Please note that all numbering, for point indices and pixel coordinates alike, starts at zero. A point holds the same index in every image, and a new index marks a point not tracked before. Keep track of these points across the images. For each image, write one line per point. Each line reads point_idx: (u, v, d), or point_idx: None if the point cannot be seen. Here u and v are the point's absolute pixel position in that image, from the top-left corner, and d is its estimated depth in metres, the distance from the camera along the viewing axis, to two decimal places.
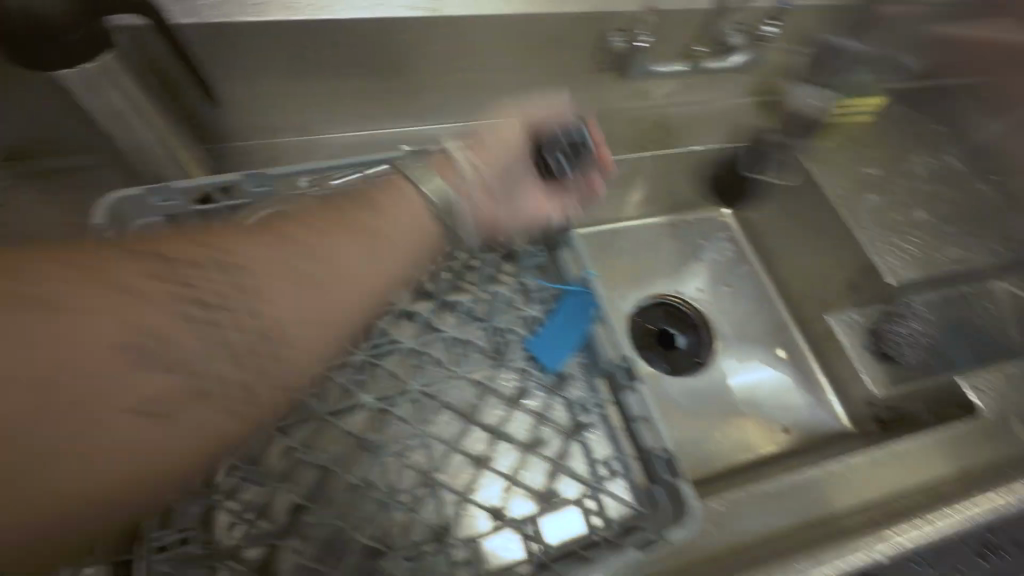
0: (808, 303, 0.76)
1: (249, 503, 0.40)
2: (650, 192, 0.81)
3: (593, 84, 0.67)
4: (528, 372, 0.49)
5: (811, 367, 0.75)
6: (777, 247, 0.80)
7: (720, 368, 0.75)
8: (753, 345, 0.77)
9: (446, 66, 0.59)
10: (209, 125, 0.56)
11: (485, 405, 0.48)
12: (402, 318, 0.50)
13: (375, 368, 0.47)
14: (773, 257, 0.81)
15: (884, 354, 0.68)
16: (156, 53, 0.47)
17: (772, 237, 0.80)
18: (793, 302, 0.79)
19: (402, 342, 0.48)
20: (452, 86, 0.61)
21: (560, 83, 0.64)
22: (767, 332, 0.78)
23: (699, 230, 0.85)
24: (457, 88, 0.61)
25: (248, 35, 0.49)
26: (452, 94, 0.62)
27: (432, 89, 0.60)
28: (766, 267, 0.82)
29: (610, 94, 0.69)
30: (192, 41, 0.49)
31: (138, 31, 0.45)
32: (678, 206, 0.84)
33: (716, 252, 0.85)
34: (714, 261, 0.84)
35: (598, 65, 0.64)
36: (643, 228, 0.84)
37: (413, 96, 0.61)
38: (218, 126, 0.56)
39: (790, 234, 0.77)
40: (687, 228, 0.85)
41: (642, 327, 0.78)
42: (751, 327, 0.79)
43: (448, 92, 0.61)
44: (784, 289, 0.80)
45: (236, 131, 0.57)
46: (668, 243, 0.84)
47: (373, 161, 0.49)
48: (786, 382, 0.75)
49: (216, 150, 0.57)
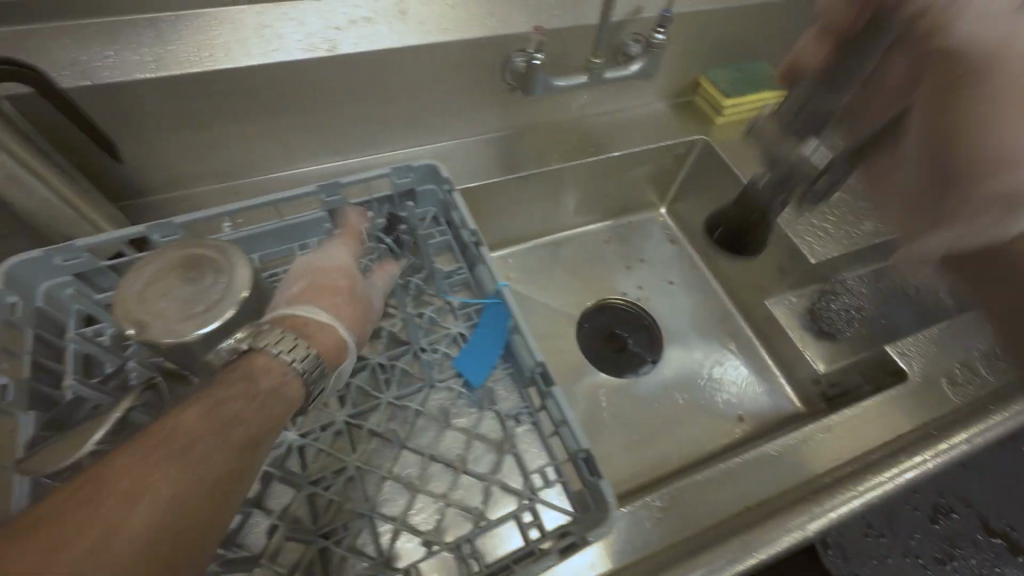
0: (744, 289, 0.79)
1: (275, 518, 0.41)
2: (591, 202, 0.83)
3: (506, 105, 0.69)
4: (455, 390, 0.49)
5: (758, 352, 0.77)
6: (711, 240, 0.84)
7: (672, 363, 0.76)
8: (701, 336, 0.79)
9: (362, 104, 0.60)
10: (132, 180, 0.56)
11: (417, 427, 0.47)
12: None
13: None
14: (710, 247, 0.84)
15: (821, 330, 0.70)
16: (51, 117, 0.47)
17: (704, 231, 0.84)
18: (733, 291, 0.81)
19: None
20: (369, 124, 0.63)
21: (475, 109, 0.67)
22: (707, 319, 0.81)
23: (639, 230, 0.88)
24: (369, 121, 0.63)
25: (158, 93, 0.50)
26: (374, 132, 0.64)
27: (351, 130, 0.63)
28: (703, 259, 0.86)
29: (527, 112, 0.72)
30: (88, 104, 0.48)
31: (28, 97, 0.45)
32: (616, 210, 0.87)
33: (656, 249, 0.87)
34: (654, 257, 0.86)
35: (504, 83, 0.65)
36: (587, 236, 0.86)
37: (330, 131, 0.62)
38: (141, 181, 0.57)
39: (722, 227, 0.81)
40: (628, 229, 0.88)
41: (591, 333, 0.79)
42: (699, 317, 0.81)
43: (366, 133, 0.64)
44: (721, 276, 0.83)
45: (164, 184, 0.58)
46: (614, 244, 0.87)
47: (280, 199, 0.50)
48: (735, 370, 0.76)
49: (144, 206, 0.58)
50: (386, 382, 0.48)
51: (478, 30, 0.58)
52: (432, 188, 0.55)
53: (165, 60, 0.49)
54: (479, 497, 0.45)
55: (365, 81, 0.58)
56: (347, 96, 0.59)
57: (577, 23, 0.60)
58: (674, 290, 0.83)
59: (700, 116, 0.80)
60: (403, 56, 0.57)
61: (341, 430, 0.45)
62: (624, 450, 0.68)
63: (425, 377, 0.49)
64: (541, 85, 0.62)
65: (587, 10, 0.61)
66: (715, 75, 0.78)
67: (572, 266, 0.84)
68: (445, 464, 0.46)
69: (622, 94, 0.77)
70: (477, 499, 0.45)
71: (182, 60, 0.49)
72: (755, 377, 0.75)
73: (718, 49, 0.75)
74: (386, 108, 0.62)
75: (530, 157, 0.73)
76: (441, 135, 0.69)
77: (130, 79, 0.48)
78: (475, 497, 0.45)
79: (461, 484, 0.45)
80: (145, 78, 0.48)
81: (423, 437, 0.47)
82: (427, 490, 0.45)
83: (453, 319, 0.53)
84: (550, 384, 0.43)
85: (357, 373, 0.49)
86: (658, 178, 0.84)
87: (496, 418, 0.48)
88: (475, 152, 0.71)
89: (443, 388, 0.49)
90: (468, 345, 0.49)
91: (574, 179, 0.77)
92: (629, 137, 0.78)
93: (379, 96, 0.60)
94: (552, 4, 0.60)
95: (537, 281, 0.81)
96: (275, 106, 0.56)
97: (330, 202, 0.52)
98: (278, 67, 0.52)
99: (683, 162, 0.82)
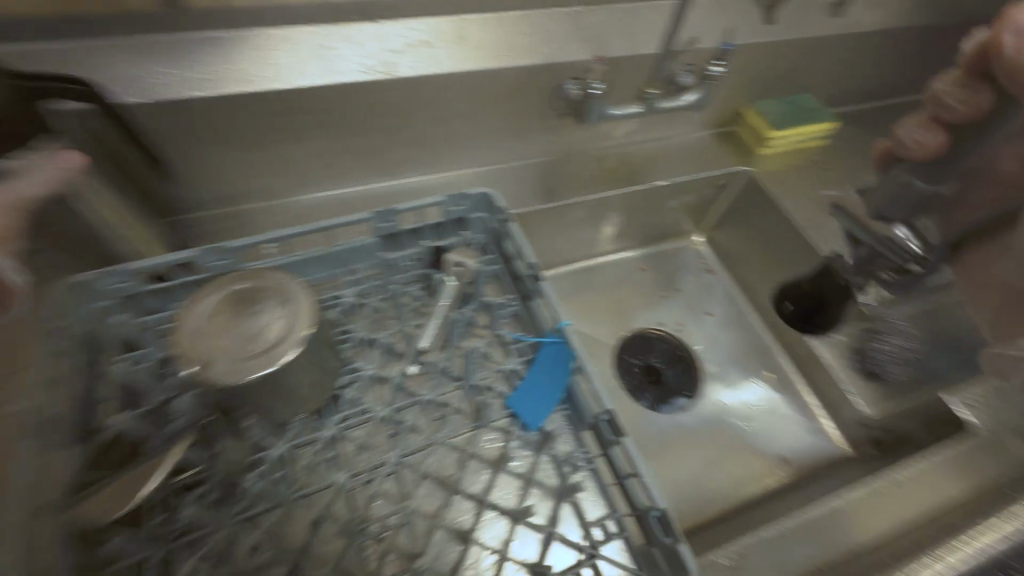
0: (786, 324, 0.78)
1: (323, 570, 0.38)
2: (630, 229, 0.81)
3: (554, 131, 0.68)
4: (511, 433, 0.46)
5: (800, 390, 0.75)
6: (751, 271, 0.82)
7: (711, 398, 0.74)
8: (741, 371, 0.77)
9: (412, 127, 0.59)
10: (175, 195, 0.54)
11: (468, 470, 0.45)
12: (373, 382, 0.47)
13: (355, 431, 0.45)
14: (750, 279, 0.82)
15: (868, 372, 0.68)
16: (106, 129, 0.45)
17: (744, 262, 0.83)
18: (774, 324, 0.79)
19: (373, 410, 0.45)
20: (417, 147, 0.62)
21: (523, 134, 0.66)
22: (746, 353, 0.79)
23: (676, 258, 0.87)
24: (418, 143, 0.61)
25: (213, 111, 0.48)
26: (421, 155, 0.63)
27: (399, 152, 0.61)
28: (742, 290, 0.84)
29: (573, 138, 0.71)
30: (142, 118, 0.46)
31: (87, 111, 0.44)
32: (653, 237, 0.85)
33: (693, 278, 0.85)
34: (691, 287, 0.85)
35: (555, 110, 0.64)
36: (623, 262, 0.85)
37: (378, 151, 0.60)
38: (184, 196, 0.55)
39: (764, 259, 0.79)
40: (665, 256, 0.86)
41: (629, 364, 0.76)
42: (738, 351, 0.79)
43: (413, 155, 0.62)
44: (761, 309, 0.81)
45: (206, 200, 0.56)
46: (650, 272, 0.85)
47: (332, 225, 0.49)
48: (778, 410, 0.73)
49: (184, 221, 0.56)
50: (436, 419, 0.46)
51: (535, 58, 0.57)
52: (485, 216, 0.53)
53: (224, 77, 0.48)
54: (534, 549, 0.42)
55: (419, 105, 0.57)
56: (399, 119, 0.57)
57: (636, 53, 0.60)
58: (712, 322, 0.81)
59: (744, 147, 0.79)
60: (459, 81, 0.56)
61: (392, 471, 0.43)
62: (665, 491, 0.65)
63: (477, 416, 0.46)
64: (597, 114, 0.61)
65: (644, 40, 0.60)
66: (762, 107, 0.77)
67: (608, 293, 0.82)
68: (498, 513, 0.43)
69: (667, 122, 0.76)
70: (533, 552, 0.42)
71: (239, 79, 0.48)
72: (798, 416, 0.73)
73: (767, 80, 0.74)
74: (436, 131, 0.61)
75: (574, 183, 0.71)
76: (486, 158, 0.67)
77: (186, 96, 0.47)
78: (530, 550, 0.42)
79: (514, 535, 0.43)
80: (201, 96, 0.47)
81: (472, 480, 0.45)
82: (478, 540, 0.42)
83: (504, 355, 0.51)
84: (621, 436, 0.41)
85: (406, 409, 0.46)
86: (698, 207, 0.83)
87: (551, 462, 0.46)
88: (520, 176, 0.70)
89: (496, 428, 0.46)
90: (523, 386, 0.46)
91: (616, 206, 0.75)
92: (672, 165, 0.76)
93: (430, 120, 0.59)
94: (611, 32, 0.60)
95: (573, 308, 0.79)
96: (326, 127, 0.55)
97: (382, 228, 0.50)
98: (336, 90, 0.51)
99: (725, 192, 0.80)
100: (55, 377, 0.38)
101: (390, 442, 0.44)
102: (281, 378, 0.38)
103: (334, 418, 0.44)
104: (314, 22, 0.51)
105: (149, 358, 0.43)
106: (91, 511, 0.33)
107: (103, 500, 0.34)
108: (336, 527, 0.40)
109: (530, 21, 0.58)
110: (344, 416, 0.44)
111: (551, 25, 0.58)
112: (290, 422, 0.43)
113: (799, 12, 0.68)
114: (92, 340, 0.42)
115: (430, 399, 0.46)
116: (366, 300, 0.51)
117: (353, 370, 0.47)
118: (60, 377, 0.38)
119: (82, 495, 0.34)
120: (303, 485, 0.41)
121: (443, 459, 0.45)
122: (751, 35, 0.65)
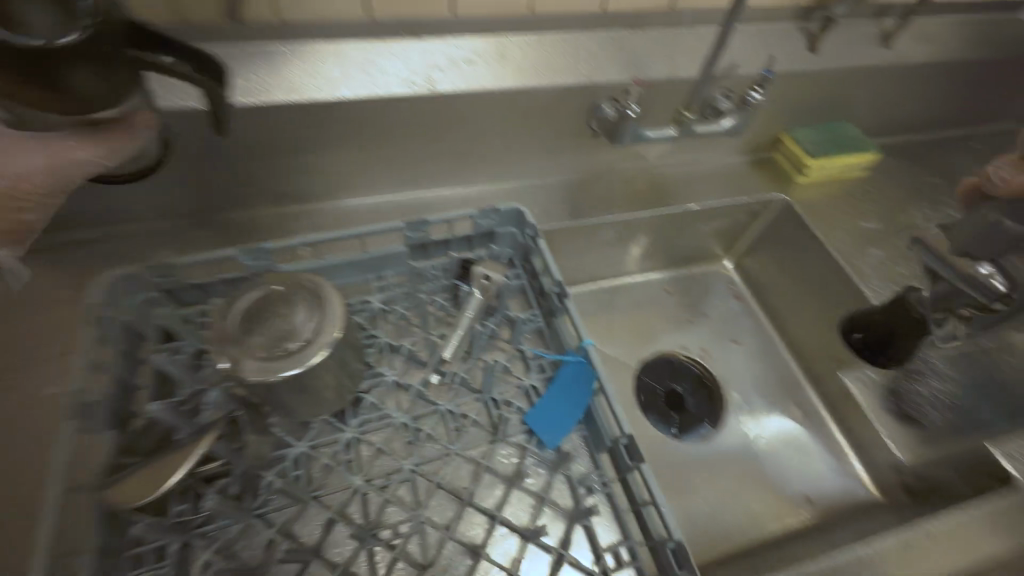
0: (816, 358, 0.75)
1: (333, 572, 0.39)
2: (658, 250, 0.80)
3: (588, 150, 0.68)
4: (527, 449, 0.46)
5: (828, 426, 0.72)
6: (782, 301, 0.80)
7: (733, 429, 0.72)
8: (766, 402, 0.75)
9: (449, 141, 0.60)
10: (223, 195, 0.57)
11: (483, 483, 0.45)
12: (395, 388, 0.48)
13: (374, 435, 0.45)
14: (780, 308, 0.80)
15: (906, 417, 0.64)
16: (189, 127, 0.50)
17: (774, 291, 0.81)
18: (803, 357, 0.77)
19: (392, 416, 0.46)
20: (451, 160, 0.63)
21: (557, 151, 0.67)
22: (773, 385, 0.76)
23: (703, 282, 0.85)
24: (454, 156, 0.63)
25: (262, 118, 0.51)
26: (455, 168, 0.64)
27: (434, 164, 0.63)
28: (771, 320, 0.82)
29: (605, 158, 0.71)
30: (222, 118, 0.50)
31: (184, 114, 0.48)
32: (681, 260, 0.84)
33: (720, 304, 0.84)
34: (718, 313, 0.83)
35: (589, 130, 0.65)
36: (649, 284, 0.84)
37: (414, 162, 0.62)
38: (231, 197, 0.58)
39: (796, 289, 0.77)
40: (692, 280, 0.85)
41: (649, 388, 0.75)
42: (764, 382, 0.76)
43: (448, 169, 0.64)
44: (790, 340, 0.79)
45: (251, 202, 0.59)
46: (676, 295, 0.84)
47: (367, 233, 0.50)
48: (805, 447, 0.71)
49: (228, 221, 0.59)
50: (453, 429, 0.46)
51: (573, 78, 0.58)
52: (514, 231, 0.54)
53: (276, 87, 0.51)
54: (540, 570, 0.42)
55: (457, 121, 0.58)
56: (437, 132, 0.59)
57: (674, 76, 0.60)
58: (739, 350, 0.79)
59: (780, 174, 0.78)
60: (497, 98, 0.57)
61: (407, 478, 0.43)
62: (682, 523, 0.63)
63: (494, 429, 0.46)
64: (631, 135, 0.60)
65: (683, 65, 0.61)
66: (800, 135, 0.75)
67: (632, 313, 0.81)
68: (509, 529, 0.43)
69: (702, 147, 0.75)
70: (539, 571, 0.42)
71: (289, 88, 0.51)
72: (825, 454, 0.70)
73: (807, 108, 0.73)
74: (472, 146, 0.62)
75: (604, 202, 0.71)
76: (518, 173, 0.68)
77: (240, 103, 0.49)
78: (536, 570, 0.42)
79: (522, 554, 0.42)
80: (253, 104, 0.50)
81: (485, 493, 0.45)
82: (487, 557, 0.42)
83: (524, 371, 0.51)
84: (638, 460, 0.40)
85: (425, 418, 0.47)
86: (729, 232, 0.81)
87: (565, 481, 0.45)
88: (551, 192, 0.70)
89: (513, 443, 0.46)
90: (542, 404, 0.47)
91: (645, 228, 0.75)
92: (705, 190, 0.76)
93: (467, 135, 0.61)
94: (649, 55, 0.60)
95: (596, 327, 0.79)
96: (367, 137, 0.57)
97: (413, 238, 0.51)
98: (378, 102, 0.53)
99: (758, 218, 0.79)
100: (99, 361, 0.40)
101: (407, 449, 0.45)
102: (308, 379, 0.39)
103: (355, 421, 0.45)
104: (361, 37, 0.54)
105: (186, 349, 0.45)
106: (121, 491, 0.34)
107: (133, 484, 0.35)
108: (349, 528, 0.40)
109: (569, 42, 0.59)
110: (364, 420, 0.45)
111: (590, 46, 0.59)
112: (313, 421, 0.44)
113: (842, 41, 0.67)
114: (134, 330, 0.44)
115: (449, 409, 0.47)
116: (393, 308, 0.52)
117: (376, 376, 0.48)
118: (103, 361, 0.40)
119: (114, 475, 0.35)
120: (321, 482, 0.42)
121: (458, 469, 0.45)
122: (791, 63, 0.64)
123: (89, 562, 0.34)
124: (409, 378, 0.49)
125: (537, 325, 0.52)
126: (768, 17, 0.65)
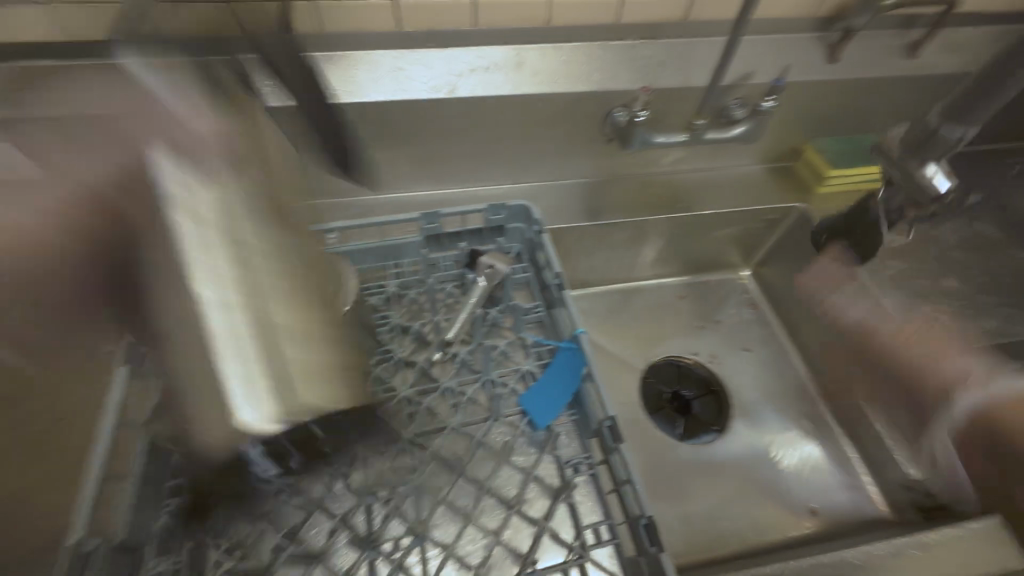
0: (831, 370, 0.74)
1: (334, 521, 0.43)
2: (672, 256, 0.82)
3: (602, 155, 0.71)
4: (519, 429, 0.49)
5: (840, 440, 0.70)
6: (798, 311, 0.79)
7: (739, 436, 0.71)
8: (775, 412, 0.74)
9: (468, 143, 0.65)
10: None
11: (475, 456, 0.48)
12: (402, 365, 0.52)
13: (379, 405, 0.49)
14: (796, 319, 0.79)
15: None
16: None
17: (790, 301, 0.80)
18: (817, 369, 0.76)
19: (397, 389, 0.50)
20: (470, 161, 0.68)
21: (571, 155, 0.70)
22: (784, 395, 0.75)
23: (717, 290, 0.86)
24: (472, 157, 0.67)
25: (301, 117, 0.57)
26: (473, 168, 0.69)
27: (454, 164, 0.67)
28: (787, 330, 0.81)
29: (620, 163, 0.74)
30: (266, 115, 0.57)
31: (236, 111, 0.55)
32: (696, 267, 0.85)
33: (735, 312, 0.84)
34: (732, 321, 0.83)
35: (602, 136, 0.68)
36: (662, 289, 0.85)
37: (436, 161, 0.66)
38: None
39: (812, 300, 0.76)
40: (706, 288, 0.86)
41: (655, 390, 0.76)
42: (775, 392, 0.76)
43: (467, 169, 0.69)
44: (805, 351, 0.78)
45: None
46: (689, 301, 0.84)
47: (385, 222, 0.55)
48: (814, 459, 0.69)
49: None
50: (452, 405, 0.50)
51: (586, 85, 0.61)
52: (522, 226, 0.58)
53: (314, 90, 0.57)
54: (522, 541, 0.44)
55: (475, 124, 0.63)
56: (457, 133, 0.63)
57: (687, 84, 0.62)
58: (751, 358, 0.79)
59: (800, 183, 0.77)
60: (513, 103, 0.61)
61: (405, 445, 0.46)
62: (679, 523, 0.63)
63: (490, 408, 0.49)
64: (640, 140, 0.63)
65: (695, 74, 0.63)
66: (821, 145, 0.75)
67: (643, 316, 0.82)
68: (496, 500, 0.45)
69: (718, 155, 0.76)
70: (521, 542, 0.44)
71: (325, 91, 0.57)
72: (835, 467, 0.68)
73: (828, 118, 0.72)
74: (490, 148, 0.66)
75: (617, 205, 0.74)
76: (533, 175, 0.72)
77: (282, 103, 0.56)
78: (518, 540, 0.44)
79: (506, 525, 0.45)
80: (294, 104, 0.56)
81: (477, 466, 0.48)
82: (474, 524, 0.45)
83: (522, 357, 0.53)
84: (619, 441, 0.42)
85: (426, 393, 0.50)
86: (745, 240, 0.81)
87: (553, 462, 0.48)
88: (564, 194, 0.73)
89: (506, 423, 0.49)
90: (538, 384, 0.49)
91: (657, 232, 0.76)
92: (720, 197, 0.76)
93: (485, 138, 0.65)
94: (662, 64, 0.62)
95: (606, 328, 0.81)
96: (392, 137, 0.62)
97: (427, 228, 0.55)
98: (403, 105, 0.58)
99: (775, 227, 0.79)
100: None
101: (409, 420, 0.49)
102: (321, 344, 0.44)
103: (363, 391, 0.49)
104: (392, 45, 0.59)
105: None
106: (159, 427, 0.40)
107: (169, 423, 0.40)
108: (351, 484, 0.44)
109: (586, 50, 0.62)
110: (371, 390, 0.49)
111: (605, 54, 0.62)
112: None
113: (865, 51, 0.67)
114: None
115: (449, 387, 0.50)
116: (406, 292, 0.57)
117: (385, 353, 0.52)
118: None
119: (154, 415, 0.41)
120: None
121: (454, 443, 0.48)
122: (808, 73, 0.65)
123: (129, 487, 0.39)
124: (415, 357, 0.53)
125: (538, 315, 0.55)
126: (785, 28, 0.66)
